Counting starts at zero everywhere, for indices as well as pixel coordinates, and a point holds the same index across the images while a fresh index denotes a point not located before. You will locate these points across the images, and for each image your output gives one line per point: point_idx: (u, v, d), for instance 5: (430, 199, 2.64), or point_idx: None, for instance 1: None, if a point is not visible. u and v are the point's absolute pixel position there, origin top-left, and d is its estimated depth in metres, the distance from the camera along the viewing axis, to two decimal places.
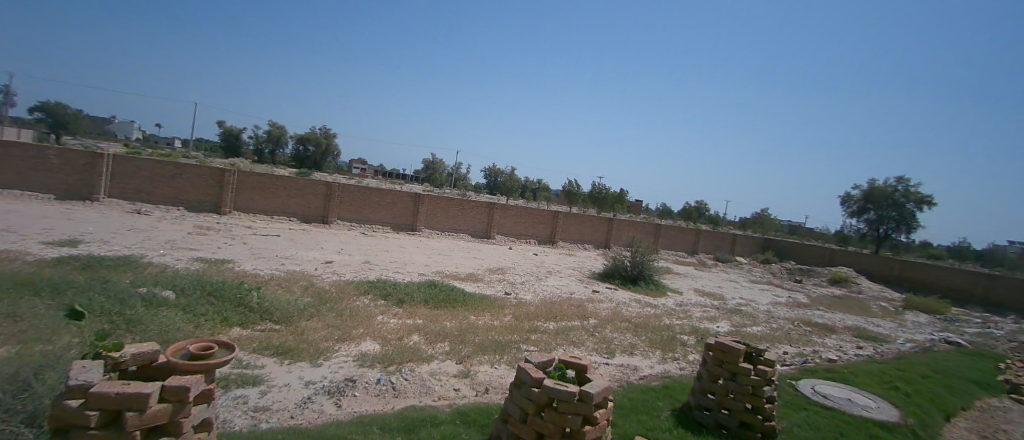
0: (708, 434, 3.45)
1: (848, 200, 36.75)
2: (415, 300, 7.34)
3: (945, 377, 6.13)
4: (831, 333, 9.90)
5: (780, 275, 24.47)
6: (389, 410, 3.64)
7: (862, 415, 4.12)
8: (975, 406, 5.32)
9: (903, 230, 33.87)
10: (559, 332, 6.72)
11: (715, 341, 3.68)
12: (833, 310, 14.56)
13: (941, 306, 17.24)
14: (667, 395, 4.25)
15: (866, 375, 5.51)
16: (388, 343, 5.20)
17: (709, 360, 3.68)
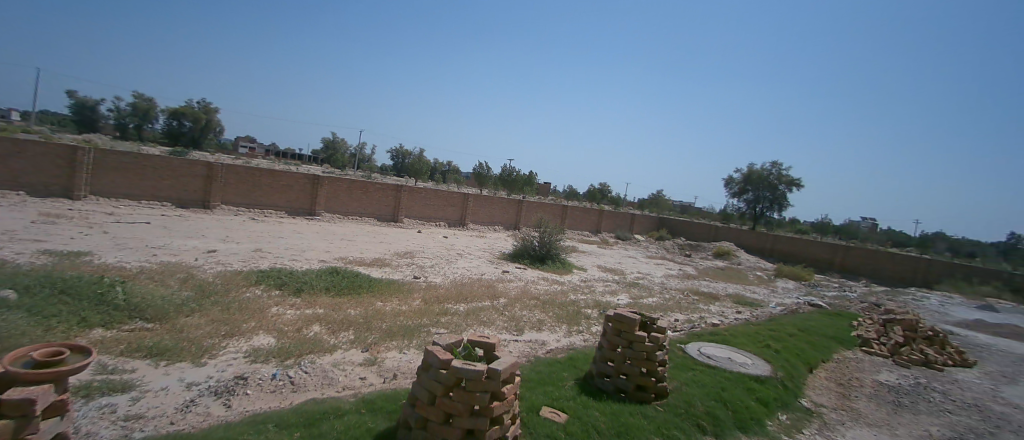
0: (607, 400, 3.72)
1: (730, 183, 40.75)
2: (315, 289, 7.03)
3: (809, 334, 7.13)
4: (716, 300, 11.13)
5: (673, 251, 26.92)
6: (286, 406, 3.52)
7: (740, 371, 4.69)
8: (830, 357, 6.29)
9: (776, 208, 38.43)
10: (470, 313, 6.85)
11: (614, 313, 3.88)
12: (717, 280, 16.41)
13: (804, 273, 20.06)
14: (572, 366, 4.52)
15: (746, 335, 6.27)
16: (285, 335, 4.98)
17: (609, 330, 3.90)
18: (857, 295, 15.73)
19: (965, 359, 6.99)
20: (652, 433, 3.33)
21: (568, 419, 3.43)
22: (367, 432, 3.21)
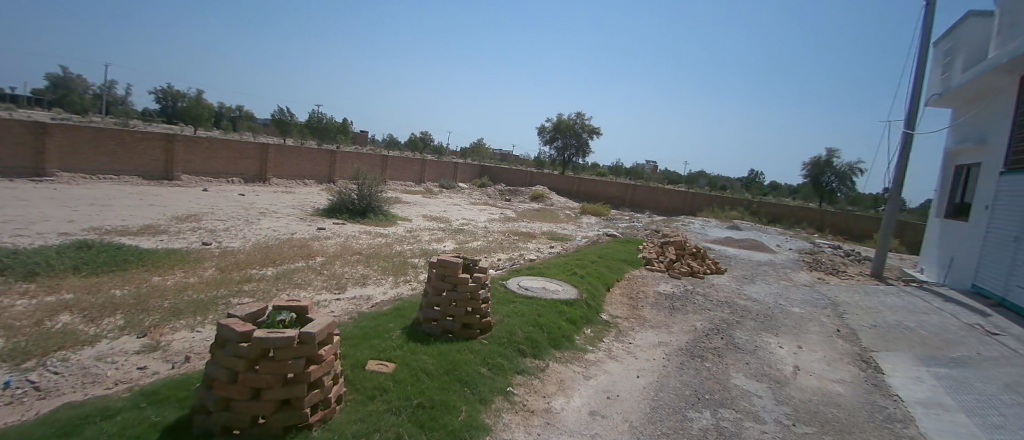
0: (435, 343, 3.86)
1: (543, 131, 44.82)
2: (57, 270, 5.60)
3: (608, 259, 8.43)
4: (533, 238, 12.38)
5: (495, 196, 29.10)
6: (28, 418, 2.77)
7: (553, 298, 5.31)
8: (623, 277, 7.57)
9: (581, 154, 44.07)
10: (281, 276, 6.42)
11: (437, 259, 3.96)
12: (531, 219, 18.33)
13: (601, 208, 23.71)
14: (398, 316, 4.55)
15: (559, 266, 7.07)
16: (18, 332, 3.89)
17: (434, 276, 3.97)
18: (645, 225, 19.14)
19: (718, 267, 9.12)
20: (478, 365, 3.67)
21: (395, 368, 3.49)
22: (150, 428, 2.72)
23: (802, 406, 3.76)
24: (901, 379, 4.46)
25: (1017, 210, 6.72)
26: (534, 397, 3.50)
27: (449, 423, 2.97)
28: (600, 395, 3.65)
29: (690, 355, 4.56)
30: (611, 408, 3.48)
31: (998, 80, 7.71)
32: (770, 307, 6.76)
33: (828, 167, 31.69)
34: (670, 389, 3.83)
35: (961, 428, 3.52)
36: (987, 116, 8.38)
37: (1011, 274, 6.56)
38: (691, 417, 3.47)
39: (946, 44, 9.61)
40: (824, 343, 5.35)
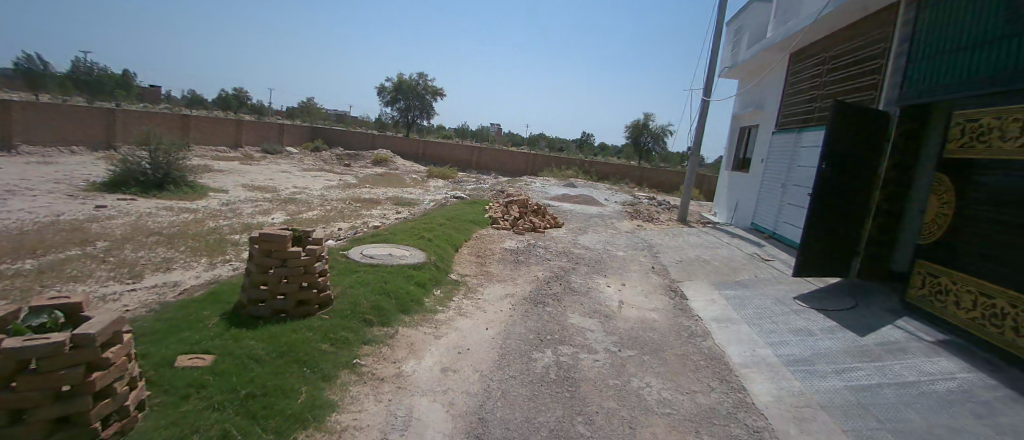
0: (265, 326, 3.54)
1: (382, 92, 43.06)
2: None
3: (455, 221, 8.64)
4: (378, 205, 12.05)
5: (331, 162, 27.18)
6: None
7: (400, 263, 5.35)
8: (471, 237, 7.87)
9: (426, 116, 43.58)
10: (41, 271, 5.11)
11: (259, 234, 3.57)
12: (375, 185, 17.78)
13: (446, 171, 23.99)
14: (215, 301, 4.02)
15: (406, 231, 7.06)
16: None
17: (257, 253, 3.58)
18: (492, 186, 20.04)
19: (557, 222, 10.08)
20: (319, 341, 3.50)
21: (216, 359, 3.10)
22: None
23: (629, 334, 4.47)
24: (700, 302, 5.56)
25: (784, 163, 8.69)
26: (384, 364, 3.50)
27: (287, 407, 2.77)
28: (451, 351, 3.86)
29: (534, 303, 5.00)
30: (461, 362, 3.71)
31: (773, 57, 9.72)
32: (599, 253, 7.78)
33: (645, 128, 37.11)
34: (515, 336, 4.21)
35: (745, 335, 4.57)
36: (762, 86, 10.62)
37: (779, 213, 8.51)
38: (535, 357, 3.91)
39: (736, 25, 11.79)
40: (642, 279, 6.38)
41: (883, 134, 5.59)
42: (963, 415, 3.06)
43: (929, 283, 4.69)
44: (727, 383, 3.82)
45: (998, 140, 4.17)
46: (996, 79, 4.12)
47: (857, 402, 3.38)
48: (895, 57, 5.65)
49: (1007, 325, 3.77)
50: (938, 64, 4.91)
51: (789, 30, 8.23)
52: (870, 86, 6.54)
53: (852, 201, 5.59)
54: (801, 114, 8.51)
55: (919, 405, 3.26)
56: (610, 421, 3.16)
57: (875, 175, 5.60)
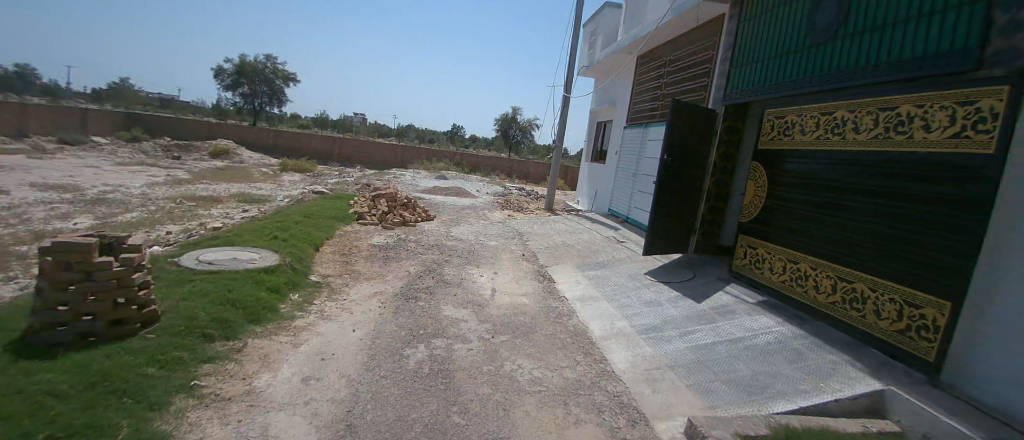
0: (69, 352, 3.12)
1: (220, 73, 38.65)
2: None
3: (313, 218, 8.11)
4: (218, 204, 10.89)
5: (158, 152, 23.08)
6: None
7: (247, 267, 5.01)
8: (334, 234, 7.51)
9: (276, 104, 41.34)
10: None
11: (51, 244, 3.14)
12: (218, 181, 15.81)
13: (308, 165, 22.28)
14: None
15: (254, 232, 6.50)
16: None
17: (51, 267, 3.14)
18: (357, 179, 19.14)
19: (428, 214, 10.06)
20: (143, 366, 3.09)
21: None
22: None
23: (503, 320, 4.67)
24: (567, 283, 6.03)
25: (634, 152, 9.69)
26: (231, 382, 3.22)
27: None
28: (313, 359, 3.71)
29: (405, 298, 5.02)
30: (325, 369, 3.57)
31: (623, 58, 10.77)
32: (472, 243, 7.99)
33: (512, 121, 39.44)
34: (383, 335, 4.19)
35: (604, 310, 5.05)
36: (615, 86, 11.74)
37: (631, 200, 9.44)
38: (407, 353, 3.90)
39: (591, 27, 12.88)
40: (513, 266, 6.70)
41: (713, 127, 6.45)
42: (782, 362, 3.76)
43: (749, 253, 5.64)
44: (590, 356, 4.17)
45: (797, 134, 5.18)
46: (796, 84, 5.16)
47: (697, 360, 3.93)
48: (724, 63, 6.59)
49: (808, 286, 4.73)
50: (752, 69, 5.99)
51: (636, 35, 9.14)
52: (701, 88, 7.57)
53: (688, 186, 6.40)
54: (646, 111, 9.57)
55: (745, 356, 3.90)
56: (485, 406, 3.28)
57: (705, 161, 6.44)
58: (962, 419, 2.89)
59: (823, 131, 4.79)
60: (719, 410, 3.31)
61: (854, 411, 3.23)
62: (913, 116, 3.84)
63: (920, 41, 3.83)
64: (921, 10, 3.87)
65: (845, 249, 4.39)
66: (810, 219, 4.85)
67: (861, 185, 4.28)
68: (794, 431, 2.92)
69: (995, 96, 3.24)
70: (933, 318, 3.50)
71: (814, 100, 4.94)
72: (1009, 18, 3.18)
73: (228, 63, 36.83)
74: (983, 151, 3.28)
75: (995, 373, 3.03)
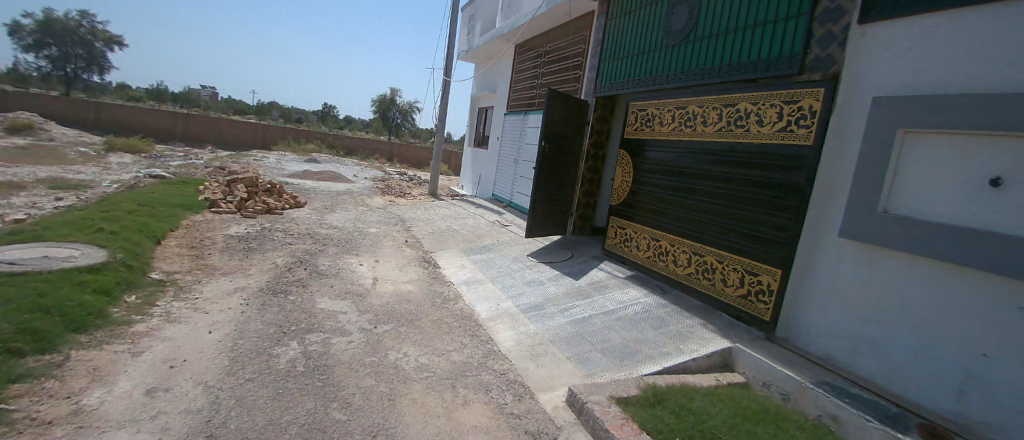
0: None
1: (16, 30, 31.66)
2: None
3: (151, 207, 6.97)
4: (18, 191, 8.78)
5: None
6: None
7: (65, 266, 4.17)
8: (180, 225, 6.59)
9: (97, 70, 35.09)
10: None
11: None
12: (8, 162, 12.58)
13: (142, 145, 18.92)
14: None
15: (68, 225, 5.37)
16: None
17: None
18: (206, 161, 16.77)
19: (298, 201, 9.35)
20: None
21: None
22: None
23: (385, 308, 4.57)
24: (453, 268, 6.07)
25: (516, 139, 10.09)
26: (49, 405, 2.64)
27: None
28: (158, 368, 3.22)
29: (273, 293, 4.63)
30: (176, 377, 3.14)
31: (501, 45, 11.06)
32: (350, 231, 7.61)
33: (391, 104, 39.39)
34: (249, 334, 3.83)
35: (490, 292, 5.21)
36: (494, 71, 12.03)
37: (514, 185, 9.88)
38: (277, 353, 3.60)
39: (469, 11, 12.93)
40: (395, 254, 6.54)
41: (585, 116, 6.91)
42: (647, 327, 4.24)
43: (619, 232, 6.23)
44: (477, 337, 4.25)
45: (657, 126, 5.79)
46: (657, 81, 5.77)
47: (575, 333, 4.23)
48: (593, 56, 7.11)
49: (668, 260, 5.37)
50: (618, 65, 6.53)
51: (513, 23, 9.40)
52: (574, 79, 8.09)
53: (564, 172, 6.83)
54: (525, 100, 9.98)
55: (618, 325, 4.31)
56: (368, 399, 3.15)
57: (579, 148, 6.91)
58: (788, 365, 3.62)
59: (679, 124, 5.41)
60: (595, 377, 3.60)
61: (709, 366, 3.80)
62: (750, 112, 4.51)
63: (757, 46, 4.51)
64: (756, 19, 4.54)
65: (698, 228, 5.04)
66: (670, 201, 5.48)
67: (711, 172, 4.93)
68: (659, 390, 3.40)
69: (811, 97, 3.95)
70: (768, 284, 4.22)
71: (671, 95, 5.53)
72: (825, 30, 3.92)
73: (28, 17, 30.43)
74: (804, 143, 3.98)
75: (817, 323, 3.86)
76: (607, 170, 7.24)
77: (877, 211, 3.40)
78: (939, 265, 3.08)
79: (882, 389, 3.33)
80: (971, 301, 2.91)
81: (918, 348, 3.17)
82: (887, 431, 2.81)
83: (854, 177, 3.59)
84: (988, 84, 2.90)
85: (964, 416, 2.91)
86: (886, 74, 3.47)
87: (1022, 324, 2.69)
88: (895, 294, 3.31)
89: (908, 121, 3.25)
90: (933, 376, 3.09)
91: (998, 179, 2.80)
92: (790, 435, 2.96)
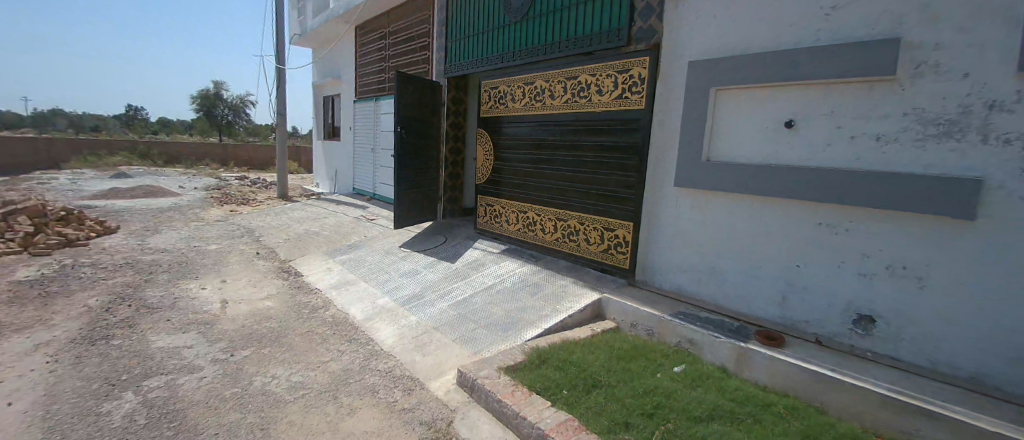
0: None
1: None
2: None
3: None
4: None
5: None
6: None
7: None
8: None
9: None
10: None
11: None
12: None
13: None
14: None
15: None
16: None
17: None
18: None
19: (107, 227, 7.94)
20: None
21: None
22: None
23: (239, 330, 4.11)
24: (316, 274, 5.71)
25: (369, 127, 9.76)
26: None
27: None
28: None
29: (90, 341, 3.82)
30: None
31: (339, 27, 10.53)
32: (184, 252, 6.64)
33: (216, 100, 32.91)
34: (68, 395, 3.05)
35: (364, 292, 4.98)
36: (336, 56, 11.34)
37: (376, 176, 9.66)
38: (108, 409, 2.93)
39: None
40: (247, 269, 5.92)
41: (439, 98, 6.91)
42: (526, 295, 4.39)
43: (488, 210, 6.35)
44: (355, 341, 4.01)
45: (509, 102, 5.91)
46: (505, 57, 5.86)
47: (458, 315, 4.21)
48: (439, 37, 7.07)
49: (537, 229, 5.60)
50: (468, 43, 6.50)
51: (351, 2, 9.04)
52: (422, 60, 7.95)
53: (425, 156, 6.77)
54: (374, 84, 9.57)
55: (498, 299, 4.40)
56: (236, 436, 2.72)
57: (438, 130, 6.93)
58: (649, 304, 4.02)
59: (530, 98, 5.56)
60: (481, 353, 3.62)
61: (584, 319, 4.10)
62: (590, 83, 4.80)
63: (589, 21, 4.78)
64: None
65: (559, 195, 5.31)
66: (531, 173, 5.70)
67: (563, 140, 5.20)
68: (542, 351, 3.55)
69: (640, 65, 4.33)
70: (623, 237, 4.59)
71: (520, 71, 5.65)
72: (646, 4, 4.30)
73: None
74: (638, 108, 4.37)
75: (666, 265, 4.34)
76: (468, 151, 7.46)
77: (704, 159, 3.90)
78: (751, 199, 3.68)
79: (724, 307, 3.93)
80: (780, 225, 3.55)
81: (748, 271, 3.77)
82: (734, 344, 3.37)
83: (682, 131, 4.05)
84: (775, 43, 3.50)
85: (789, 318, 3.59)
86: (697, 39, 3.97)
87: (816, 237, 3.40)
88: (724, 227, 3.87)
89: (719, 81, 3.79)
90: (760, 291, 3.73)
91: (791, 121, 3.44)
92: (658, 364, 3.42)
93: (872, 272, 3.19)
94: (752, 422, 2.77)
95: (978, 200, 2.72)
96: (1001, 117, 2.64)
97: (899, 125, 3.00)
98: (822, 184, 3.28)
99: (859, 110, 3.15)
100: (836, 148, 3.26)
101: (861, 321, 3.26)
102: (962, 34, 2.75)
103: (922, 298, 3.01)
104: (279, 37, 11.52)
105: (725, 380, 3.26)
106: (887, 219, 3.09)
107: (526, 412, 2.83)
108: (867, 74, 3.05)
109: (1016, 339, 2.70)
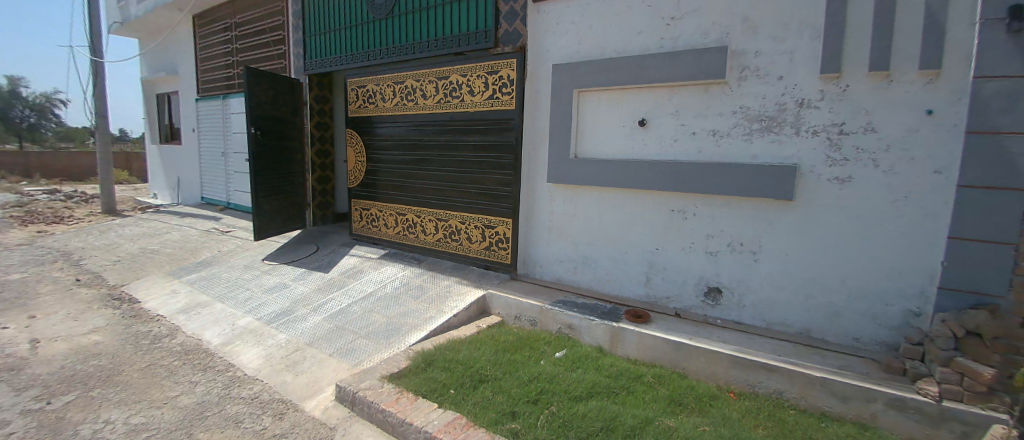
0: None
1: None
2: None
3: None
4: None
5: None
6: None
7: None
8: None
9: None
10: None
11: None
12: None
13: None
14: None
15: None
16: None
17: None
18: None
19: None
20: None
21: None
22: None
23: (56, 373, 3.48)
24: (159, 299, 5.04)
25: (217, 127, 8.89)
26: None
27: None
28: None
29: None
30: None
31: (173, 16, 9.35)
32: None
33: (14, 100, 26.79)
34: None
35: (223, 313, 4.52)
36: (172, 49, 10.04)
37: (228, 181, 8.89)
38: None
39: None
40: (64, 300, 5.02)
41: (300, 96, 6.51)
42: (409, 299, 4.32)
43: (364, 214, 6.12)
44: (212, 368, 3.63)
45: (379, 102, 5.70)
46: (372, 55, 5.61)
47: (334, 327, 4.02)
48: (296, 31, 6.63)
49: (418, 231, 5.51)
50: (335, 37, 6.08)
51: None
52: (277, 56, 7.34)
53: (289, 160, 6.35)
54: (223, 81, 8.64)
55: (378, 306, 4.28)
56: None
57: (301, 130, 6.54)
58: (531, 295, 4.17)
59: (403, 98, 5.41)
60: (362, 365, 3.47)
61: (469, 317, 4.14)
62: (461, 83, 4.79)
63: (456, 21, 4.77)
64: None
65: (437, 195, 5.28)
66: (405, 175, 5.60)
67: (437, 140, 5.17)
68: (428, 353, 3.49)
69: (508, 67, 4.43)
70: (504, 233, 4.69)
71: (389, 69, 5.47)
72: (510, 8, 4.42)
73: None
74: (508, 108, 4.48)
75: (546, 257, 4.52)
76: (337, 152, 7.20)
77: (572, 157, 4.10)
78: (616, 192, 3.95)
79: (601, 292, 4.19)
80: (641, 213, 3.87)
81: (616, 257, 4.06)
82: (607, 324, 3.61)
83: (551, 131, 4.21)
84: (628, 49, 3.78)
85: (654, 297, 3.93)
86: (560, 43, 4.14)
87: (670, 222, 3.75)
88: (596, 220, 4.12)
89: (580, 84, 4.00)
90: (627, 276, 4.03)
91: (644, 120, 3.74)
92: (541, 352, 3.55)
93: (718, 251, 3.60)
94: (625, 393, 3.01)
95: (794, 182, 3.20)
96: (810, 112, 3.13)
97: (731, 121, 3.42)
98: (670, 175, 3.63)
99: (696, 108, 3.53)
100: (682, 142, 3.62)
101: (710, 292, 3.68)
102: (776, 42, 3.21)
103: (757, 267, 3.48)
104: (92, 24, 9.83)
105: (602, 358, 3.48)
106: (725, 204, 3.51)
107: (412, 418, 2.74)
108: (702, 78, 3.41)
109: (829, 296, 3.23)
